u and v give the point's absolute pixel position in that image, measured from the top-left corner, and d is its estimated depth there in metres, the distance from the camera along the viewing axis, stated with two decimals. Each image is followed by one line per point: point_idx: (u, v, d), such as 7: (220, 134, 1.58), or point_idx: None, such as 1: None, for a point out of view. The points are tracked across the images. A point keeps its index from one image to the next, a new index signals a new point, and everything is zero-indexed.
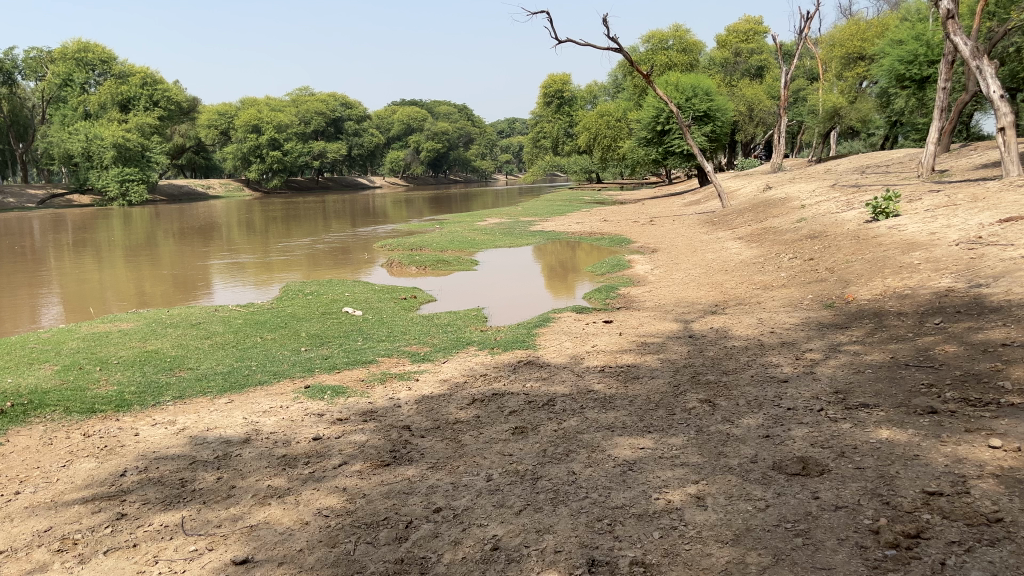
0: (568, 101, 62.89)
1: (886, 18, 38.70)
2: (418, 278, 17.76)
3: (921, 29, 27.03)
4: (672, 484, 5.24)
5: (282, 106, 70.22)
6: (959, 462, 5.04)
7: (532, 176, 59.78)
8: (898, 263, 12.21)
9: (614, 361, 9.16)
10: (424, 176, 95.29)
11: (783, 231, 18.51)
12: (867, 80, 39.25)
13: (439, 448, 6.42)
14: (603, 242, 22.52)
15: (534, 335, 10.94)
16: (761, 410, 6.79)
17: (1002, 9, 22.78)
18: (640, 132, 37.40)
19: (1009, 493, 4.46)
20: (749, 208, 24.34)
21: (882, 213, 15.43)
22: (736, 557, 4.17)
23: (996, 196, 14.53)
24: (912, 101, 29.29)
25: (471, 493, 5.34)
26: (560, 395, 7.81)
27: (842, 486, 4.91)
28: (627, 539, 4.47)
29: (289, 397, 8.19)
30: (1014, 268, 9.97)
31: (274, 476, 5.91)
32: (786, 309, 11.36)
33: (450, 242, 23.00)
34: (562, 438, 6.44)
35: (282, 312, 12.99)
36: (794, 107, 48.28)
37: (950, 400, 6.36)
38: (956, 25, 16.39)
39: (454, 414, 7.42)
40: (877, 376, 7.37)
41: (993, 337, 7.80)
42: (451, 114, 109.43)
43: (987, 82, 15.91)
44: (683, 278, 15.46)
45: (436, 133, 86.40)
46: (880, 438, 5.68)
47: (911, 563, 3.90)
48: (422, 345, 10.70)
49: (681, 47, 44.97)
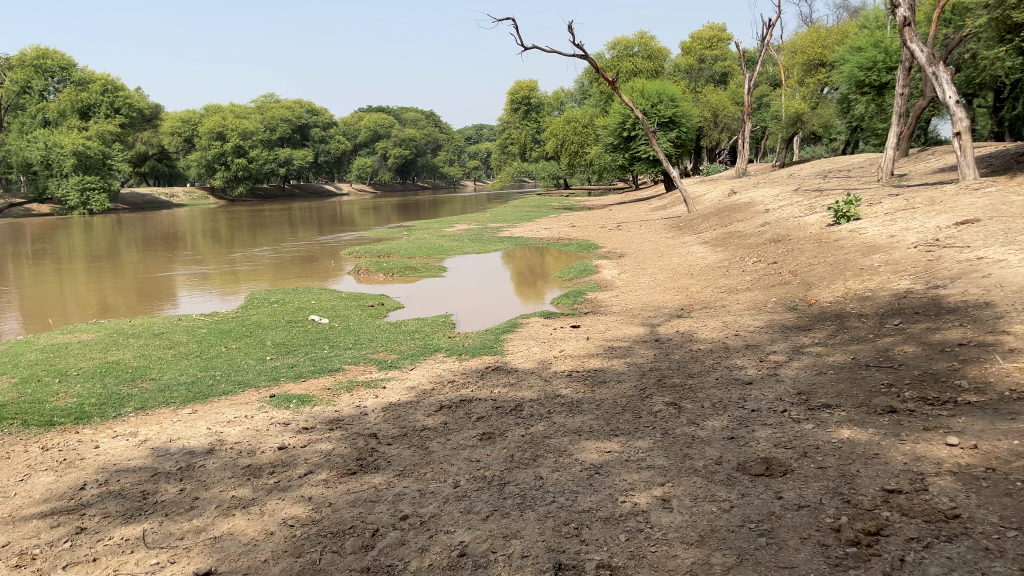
0: (535, 107, 63.15)
1: (845, 26, 39.54)
2: (386, 285, 17.71)
3: (879, 36, 27.69)
4: (638, 487, 5.28)
5: (247, 113, 69.58)
6: (917, 459, 5.15)
7: (501, 183, 60.00)
8: (858, 265, 12.45)
9: (581, 366, 9.21)
10: (392, 183, 94.98)
11: (748, 235, 18.76)
12: (828, 86, 39.96)
13: (407, 455, 6.41)
14: (571, 247, 22.65)
15: (501, 340, 10.95)
16: (726, 411, 6.89)
17: (957, 15, 23.36)
18: (607, 138, 37.71)
19: (965, 489, 4.57)
20: (714, 212, 24.63)
21: (843, 217, 15.73)
22: (701, 557, 4.22)
23: (952, 200, 14.88)
24: (871, 108, 29.87)
25: (438, 500, 5.34)
26: (527, 401, 7.83)
27: (804, 486, 4.99)
28: (593, 543, 4.50)
29: (254, 407, 8.10)
30: (970, 269, 10.23)
31: (239, 487, 5.85)
32: (751, 312, 11.51)
33: (417, 249, 22.96)
34: (530, 443, 6.47)
35: (247, 321, 12.86)
36: (757, 113, 49.06)
37: (909, 400, 6.49)
38: (912, 31, 16.73)
39: (422, 421, 7.41)
40: (839, 377, 7.51)
41: (951, 337, 7.98)
42: (419, 121, 109.45)
43: (943, 87, 16.22)
44: (650, 283, 15.60)
45: (403, 140, 86.31)
46: (841, 438, 5.78)
47: (871, 561, 3.97)
48: (389, 352, 10.66)
49: (646, 53, 45.56)
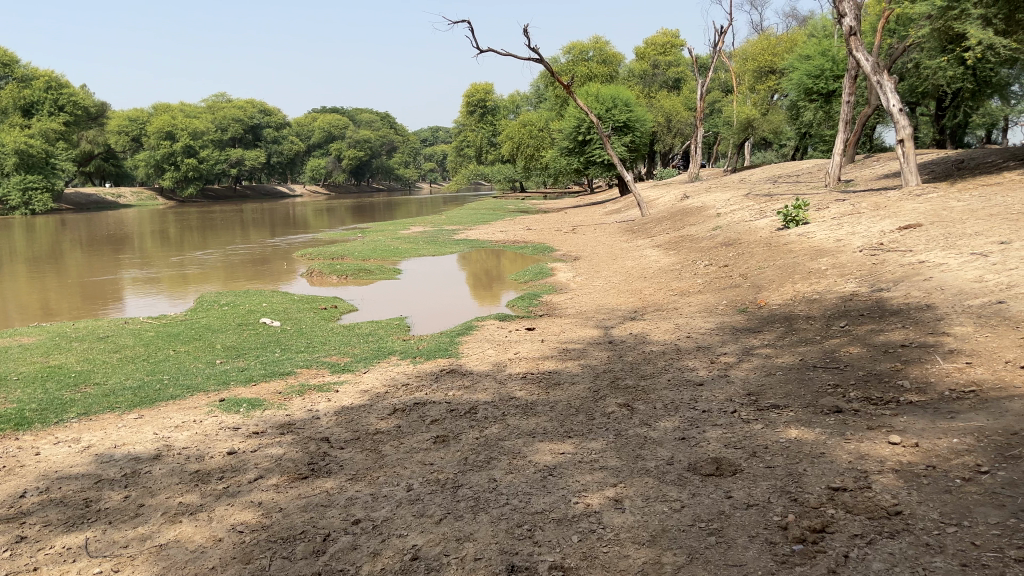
0: (491, 109, 63.20)
1: (795, 34, 40.46)
2: (339, 288, 17.55)
3: (826, 45, 28.40)
4: (591, 488, 5.32)
5: (197, 112, 68.33)
6: (861, 458, 5.29)
7: (457, 185, 59.87)
8: (807, 268, 12.72)
9: (535, 368, 9.23)
10: (347, 185, 94.11)
11: (700, 239, 19.04)
12: (778, 93, 40.80)
13: (360, 459, 6.35)
14: (526, 250, 22.71)
15: (456, 343, 10.94)
16: (678, 412, 6.98)
17: (901, 26, 24.06)
18: (562, 142, 37.91)
19: (907, 487, 4.70)
20: (667, 216, 24.96)
21: (793, 221, 16.04)
22: (652, 557, 4.26)
23: (896, 205, 15.32)
24: (819, 115, 30.60)
25: (390, 504, 5.30)
26: (482, 403, 7.82)
27: (753, 485, 5.08)
28: (546, 545, 4.52)
29: (203, 411, 7.95)
30: (913, 272, 10.53)
31: (186, 493, 5.74)
32: (703, 314, 11.69)
33: (372, 251, 22.81)
34: (483, 445, 6.47)
35: (196, 324, 12.62)
36: (710, 118, 49.89)
37: (854, 400, 6.66)
38: (858, 41, 17.17)
39: (375, 424, 7.34)
40: (787, 378, 7.67)
41: (894, 338, 8.21)
42: (374, 122, 108.76)
43: (887, 96, 16.68)
44: (604, 286, 15.72)
45: (358, 141, 85.63)
46: (788, 438, 5.90)
47: (816, 557, 4.06)
48: (342, 355, 10.57)
49: (601, 58, 45.99)
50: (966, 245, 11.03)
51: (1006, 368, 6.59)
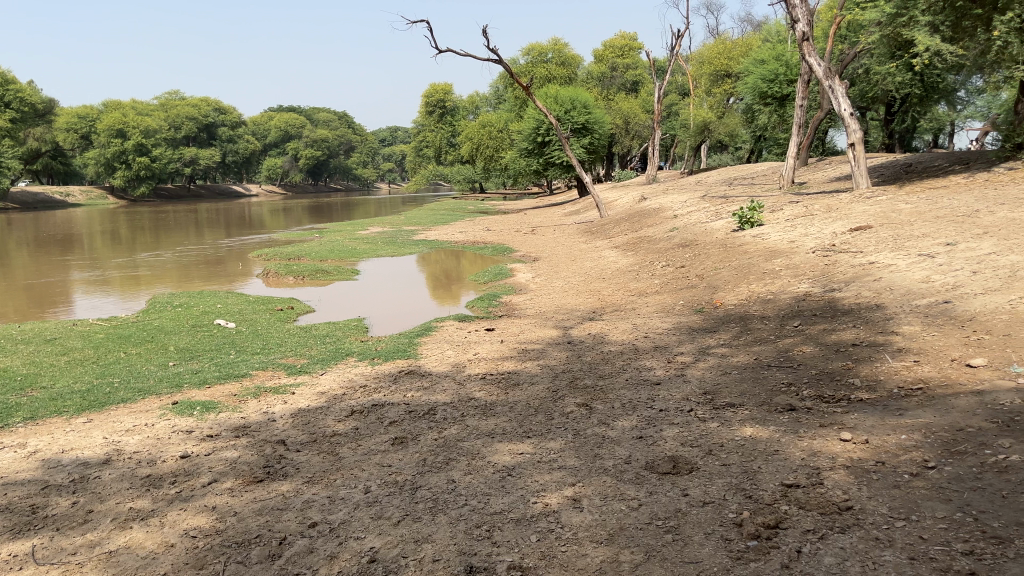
0: (450, 110, 63.12)
1: (749, 39, 41.15)
2: (296, 289, 17.33)
3: (780, 49, 28.96)
4: (549, 488, 5.34)
5: (150, 110, 66.98)
6: (813, 454, 5.39)
7: (416, 186, 59.62)
8: (761, 269, 12.93)
9: (494, 369, 9.23)
10: (304, 185, 92.99)
11: (657, 240, 19.23)
12: (734, 96, 41.47)
13: (316, 461, 6.29)
14: (486, 251, 22.70)
15: (415, 344, 10.88)
16: (635, 411, 7.04)
17: (852, 32, 24.62)
18: (521, 143, 37.97)
19: (857, 483, 4.81)
20: (625, 218, 25.15)
21: (747, 223, 16.26)
22: (610, 556, 4.29)
23: (847, 207, 15.66)
24: (774, 118, 31.15)
25: (348, 506, 5.25)
26: (441, 404, 7.80)
27: (708, 483, 5.15)
28: (504, 545, 4.52)
29: (155, 415, 7.78)
30: (864, 273, 10.78)
31: (137, 498, 5.62)
32: (660, 314, 11.81)
33: (329, 251, 22.62)
34: (442, 447, 6.44)
35: (148, 325, 12.35)
36: (667, 120, 50.51)
37: (806, 398, 6.79)
38: (810, 46, 17.50)
39: (332, 426, 7.27)
40: (742, 377, 7.77)
41: (845, 337, 8.39)
42: (332, 122, 107.91)
43: (839, 100, 17.00)
44: (563, 287, 15.79)
45: (315, 141, 84.77)
46: (744, 435, 5.99)
47: (770, 553, 4.12)
48: (299, 357, 10.44)
49: (560, 60, 46.31)
50: (914, 246, 11.32)
51: (952, 366, 6.77)
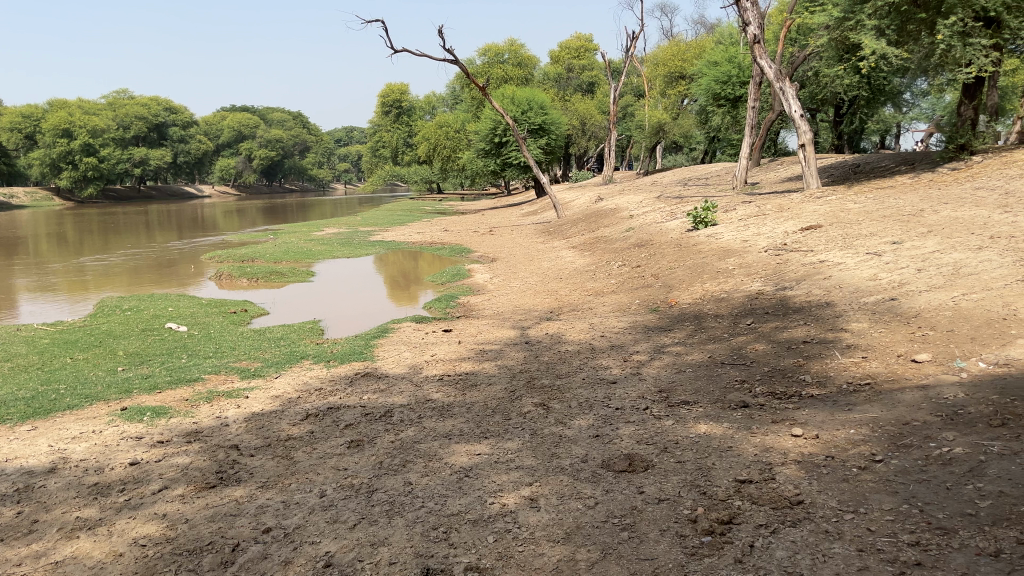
0: (406, 110, 62.94)
1: (703, 41, 41.80)
2: (251, 291, 17.11)
3: (733, 52, 29.46)
4: (507, 488, 5.34)
5: (97, 110, 65.44)
6: (766, 450, 5.48)
7: (372, 186, 59.18)
8: (715, 269, 13.11)
9: (452, 370, 9.21)
10: (258, 186, 91.60)
11: (614, 240, 19.41)
12: (688, 97, 42.07)
13: (271, 466, 6.20)
14: (443, 251, 22.63)
15: (372, 346, 10.80)
16: (592, 410, 7.08)
17: (802, 36, 25.13)
18: (479, 143, 37.98)
19: (808, 477, 4.91)
20: (581, 218, 25.28)
21: (702, 223, 16.46)
22: (566, 554, 4.31)
23: (798, 206, 15.97)
24: (727, 120, 31.64)
25: (303, 511, 5.19)
26: (397, 406, 7.75)
27: (664, 480, 5.20)
28: (461, 546, 4.51)
29: (103, 421, 7.59)
30: (814, 272, 11.00)
31: (85, 507, 5.48)
32: (616, 314, 11.89)
33: (284, 252, 22.39)
34: (398, 449, 6.41)
35: (96, 330, 12.08)
36: (623, 121, 51.05)
37: (759, 395, 6.91)
38: (762, 49, 17.80)
39: (287, 430, 7.18)
40: (696, 375, 7.87)
41: (796, 335, 8.55)
42: (287, 121, 106.77)
43: (789, 102, 17.32)
44: (521, 287, 15.83)
45: (269, 141, 83.67)
46: (698, 433, 6.07)
47: (723, 548, 4.19)
48: (252, 360, 10.27)
49: (516, 61, 46.50)
50: (862, 245, 11.59)
51: (899, 361, 6.95)
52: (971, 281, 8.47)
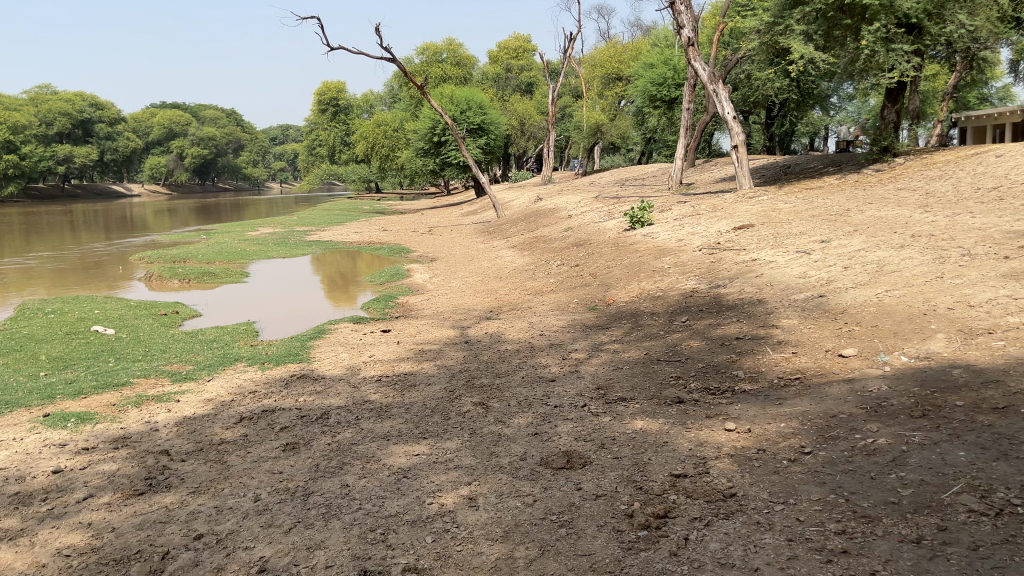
0: (343, 109, 62.23)
1: (639, 43, 42.46)
2: (182, 292, 16.64)
3: (668, 55, 30.00)
4: (446, 488, 5.32)
5: (17, 106, 62.74)
6: (700, 445, 5.59)
7: (309, 185, 58.25)
8: (651, 267, 13.30)
9: (390, 370, 9.14)
10: (188, 184, 89.13)
11: (552, 239, 19.54)
12: (624, 99, 42.65)
13: (203, 471, 6.05)
14: (382, 251, 22.43)
15: (308, 347, 10.63)
16: (531, 409, 7.10)
17: (735, 39, 25.74)
18: (417, 143, 37.73)
19: (741, 470, 5.02)
20: (521, 218, 25.36)
21: (638, 223, 16.70)
22: (505, 553, 4.32)
23: (731, 206, 16.33)
24: (663, 121, 32.18)
25: (236, 516, 5.08)
26: (334, 408, 7.65)
27: (601, 476, 5.26)
28: (399, 547, 4.48)
29: (23, 429, 7.29)
30: (746, 270, 11.28)
31: (4, 517, 5.25)
32: (555, 312, 11.98)
33: (217, 253, 21.83)
34: (336, 451, 6.32)
35: (17, 334, 11.58)
36: (561, 122, 51.55)
37: (694, 390, 7.04)
38: (695, 51, 18.14)
39: (220, 434, 7.01)
40: (633, 371, 7.98)
41: (729, 332, 8.73)
42: (219, 118, 104.38)
43: (723, 104, 17.68)
44: (460, 286, 15.79)
45: (201, 139, 81.57)
46: (635, 429, 6.15)
47: (659, 542, 4.25)
48: (183, 363, 10.01)
49: (454, 60, 46.40)
50: (792, 244, 11.92)
51: (827, 356, 7.17)
52: (894, 278, 8.80)
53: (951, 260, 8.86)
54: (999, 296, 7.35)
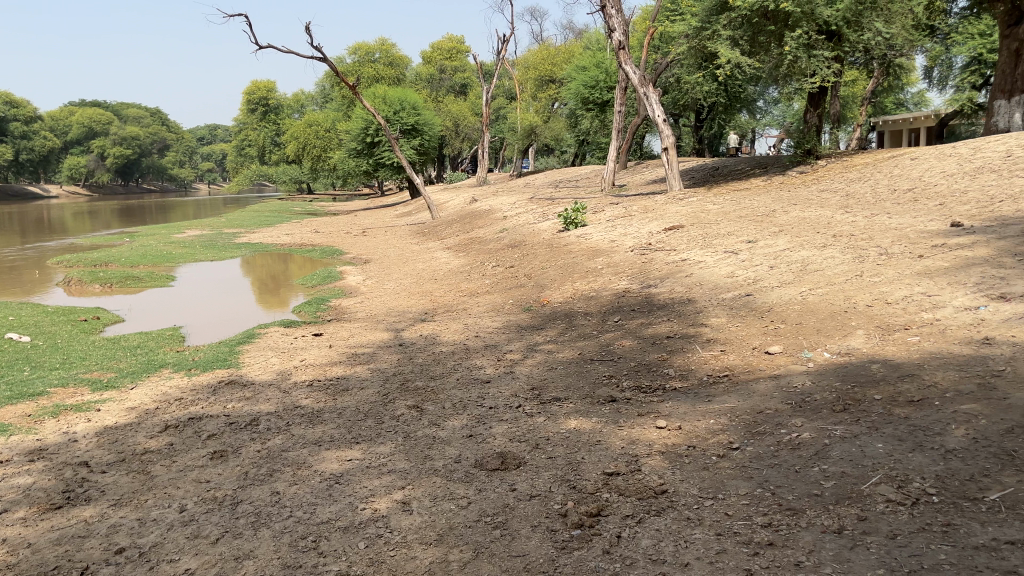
0: (274, 108, 61.20)
1: (571, 46, 42.98)
2: (103, 297, 16.04)
3: (600, 58, 30.40)
4: (379, 492, 5.26)
5: None
6: (632, 443, 5.66)
7: (238, 186, 57.03)
8: (584, 268, 13.43)
9: (323, 374, 8.99)
10: (111, 185, 86.10)
11: (487, 241, 19.57)
12: (557, 101, 43.04)
13: (125, 482, 5.84)
14: (314, 254, 22.08)
15: (237, 352, 10.38)
16: (465, 410, 7.09)
17: (664, 43, 26.27)
18: (349, 144, 37.29)
19: (671, 467, 5.10)
20: (456, 219, 25.35)
21: (572, 224, 16.86)
22: (439, 556, 4.29)
23: (662, 208, 16.62)
24: (595, 123, 32.57)
25: (161, 528, 4.91)
26: (264, 414, 7.48)
27: (535, 476, 5.27)
28: (331, 554, 4.41)
29: None
30: (677, 270, 11.48)
31: None
32: (490, 313, 11.97)
33: (141, 256, 21.14)
34: (266, 458, 6.18)
35: None
36: (495, 124, 51.74)
37: (626, 389, 7.13)
38: (626, 55, 18.40)
39: (144, 443, 6.78)
40: (567, 371, 8.04)
41: (661, 330, 8.88)
42: (143, 117, 101.04)
43: (653, 107, 17.99)
44: (394, 288, 15.65)
45: (124, 138, 78.87)
46: (568, 428, 6.20)
47: (592, 540, 4.29)
48: (104, 371, 9.64)
49: (387, 60, 46.06)
50: (720, 244, 12.19)
51: (753, 354, 7.35)
52: (817, 277, 9.08)
53: (869, 259, 9.20)
54: (914, 293, 7.65)
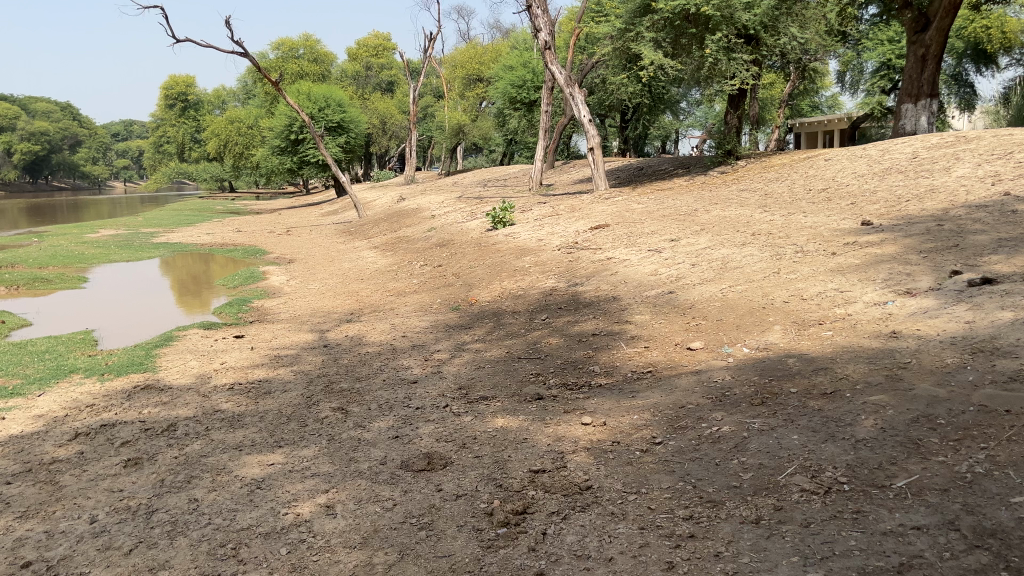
0: (193, 104, 59.55)
1: (499, 45, 43.11)
2: (9, 300, 15.26)
3: (527, 58, 30.55)
4: (301, 497, 5.14)
5: None
6: (558, 439, 5.69)
7: (156, 184, 55.04)
8: (512, 267, 13.46)
9: (244, 377, 8.76)
10: (18, 184, 82.02)
11: (414, 239, 19.45)
12: (485, 101, 43.10)
13: (32, 493, 5.56)
14: (237, 253, 21.52)
15: (154, 356, 10.03)
16: (391, 411, 7.00)
17: (590, 44, 26.58)
18: (273, 141, 36.47)
19: (596, 462, 5.15)
20: (383, 218, 25.07)
21: (500, 223, 16.84)
22: (363, 559, 4.23)
23: (588, 207, 16.80)
24: (523, 122, 32.68)
25: (70, 540, 4.70)
26: (182, 419, 7.24)
27: (462, 476, 5.25)
28: (251, 561, 4.30)
29: None
30: (602, 268, 11.62)
31: None
32: (417, 313, 11.87)
33: (51, 257, 20.22)
34: (183, 464, 5.98)
35: None
36: (423, 122, 51.46)
37: (552, 386, 7.17)
38: (552, 55, 18.50)
39: (52, 452, 6.48)
40: (494, 370, 8.03)
41: (586, 328, 8.96)
42: (52, 113, 96.60)
43: (579, 107, 18.15)
44: (319, 288, 15.37)
45: (32, 134, 75.21)
46: (495, 426, 6.19)
47: (518, 538, 4.29)
48: (10, 377, 9.17)
49: (312, 56, 45.24)
50: (645, 242, 12.40)
51: (676, 349, 7.50)
52: (736, 274, 9.33)
53: (786, 256, 9.49)
54: (828, 289, 7.93)
